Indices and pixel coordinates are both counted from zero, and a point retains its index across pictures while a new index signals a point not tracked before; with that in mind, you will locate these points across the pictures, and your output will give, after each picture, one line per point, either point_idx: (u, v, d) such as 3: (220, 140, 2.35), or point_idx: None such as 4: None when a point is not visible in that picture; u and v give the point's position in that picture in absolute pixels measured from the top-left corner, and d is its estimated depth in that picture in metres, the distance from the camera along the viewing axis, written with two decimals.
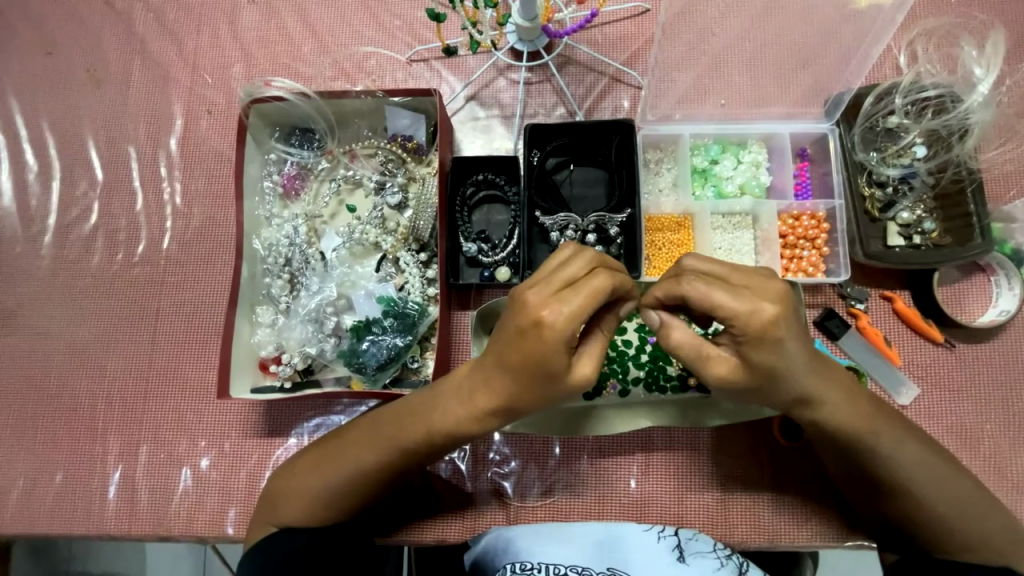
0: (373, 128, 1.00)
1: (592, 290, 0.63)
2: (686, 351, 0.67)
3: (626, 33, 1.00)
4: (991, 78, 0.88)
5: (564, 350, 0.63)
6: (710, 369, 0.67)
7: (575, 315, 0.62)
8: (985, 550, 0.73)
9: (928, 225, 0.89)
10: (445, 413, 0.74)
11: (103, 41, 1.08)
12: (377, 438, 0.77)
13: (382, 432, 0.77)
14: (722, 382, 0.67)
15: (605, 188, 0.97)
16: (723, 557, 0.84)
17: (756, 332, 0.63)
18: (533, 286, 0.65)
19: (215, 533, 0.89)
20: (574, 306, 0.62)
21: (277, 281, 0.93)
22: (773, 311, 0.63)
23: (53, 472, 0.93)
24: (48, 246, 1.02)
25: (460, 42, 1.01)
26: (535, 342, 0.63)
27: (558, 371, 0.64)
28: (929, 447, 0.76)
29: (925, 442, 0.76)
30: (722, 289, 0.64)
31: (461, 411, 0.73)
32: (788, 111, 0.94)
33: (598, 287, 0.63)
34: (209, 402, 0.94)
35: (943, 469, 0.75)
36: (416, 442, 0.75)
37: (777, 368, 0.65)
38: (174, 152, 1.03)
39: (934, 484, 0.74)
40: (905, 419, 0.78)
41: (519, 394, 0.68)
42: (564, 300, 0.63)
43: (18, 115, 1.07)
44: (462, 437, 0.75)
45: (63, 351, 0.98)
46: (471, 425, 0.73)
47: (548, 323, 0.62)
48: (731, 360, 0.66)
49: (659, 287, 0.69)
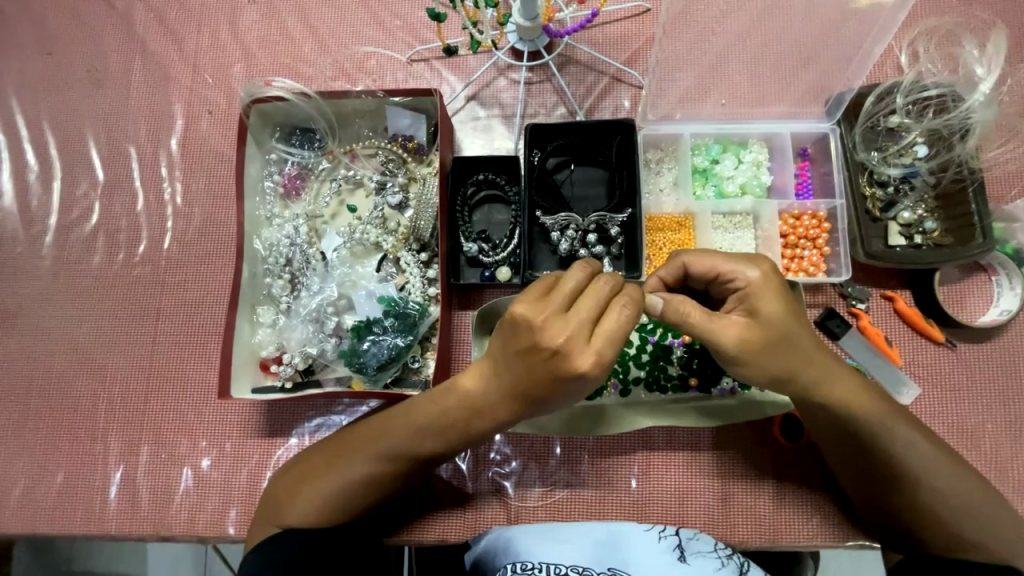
0: (373, 128, 1.00)
1: (626, 330, 0.65)
2: (696, 318, 0.68)
3: (626, 32, 1.00)
4: (992, 78, 0.88)
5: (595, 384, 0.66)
6: (725, 332, 0.68)
7: (608, 359, 0.64)
8: (992, 550, 0.73)
9: (928, 225, 0.89)
10: (454, 412, 0.75)
11: (103, 41, 1.08)
12: (386, 437, 0.78)
13: (391, 430, 0.78)
14: (738, 345, 0.68)
15: (605, 188, 0.97)
16: (724, 557, 0.83)
17: (760, 284, 0.69)
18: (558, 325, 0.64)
19: (216, 533, 0.89)
20: (607, 349, 0.64)
21: (278, 281, 0.93)
22: (770, 264, 0.71)
23: (54, 472, 0.94)
24: (49, 247, 1.02)
25: (460, 42, 1.01)
26: (568, 385, 0.65)
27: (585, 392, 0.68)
28: (935, 445, 0.76)
29: (933, 442, 0.76)
30: (717, 252, 0.72)
31: (474, 413, 0.74)
32: (789, 110, 0.94)
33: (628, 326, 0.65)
34: (210, 403, 0.94)
35: (950, 467, 0.75)
36: (426, 435, 0.77)
37: (786, 320, 0.69)
38: (174, 152, 1.03)
39: (939, 482, 0.74)
40: (911, 416, 0.78)
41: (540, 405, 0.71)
42: (594, 345, 0.64)
43: (19, 115, 1.07)
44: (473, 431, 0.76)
45: (63, 352, 0.98)
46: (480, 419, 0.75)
47: (586, 373, 0.64)
48: (742, 322, 0.68)
49: (660, 271, 0.75)
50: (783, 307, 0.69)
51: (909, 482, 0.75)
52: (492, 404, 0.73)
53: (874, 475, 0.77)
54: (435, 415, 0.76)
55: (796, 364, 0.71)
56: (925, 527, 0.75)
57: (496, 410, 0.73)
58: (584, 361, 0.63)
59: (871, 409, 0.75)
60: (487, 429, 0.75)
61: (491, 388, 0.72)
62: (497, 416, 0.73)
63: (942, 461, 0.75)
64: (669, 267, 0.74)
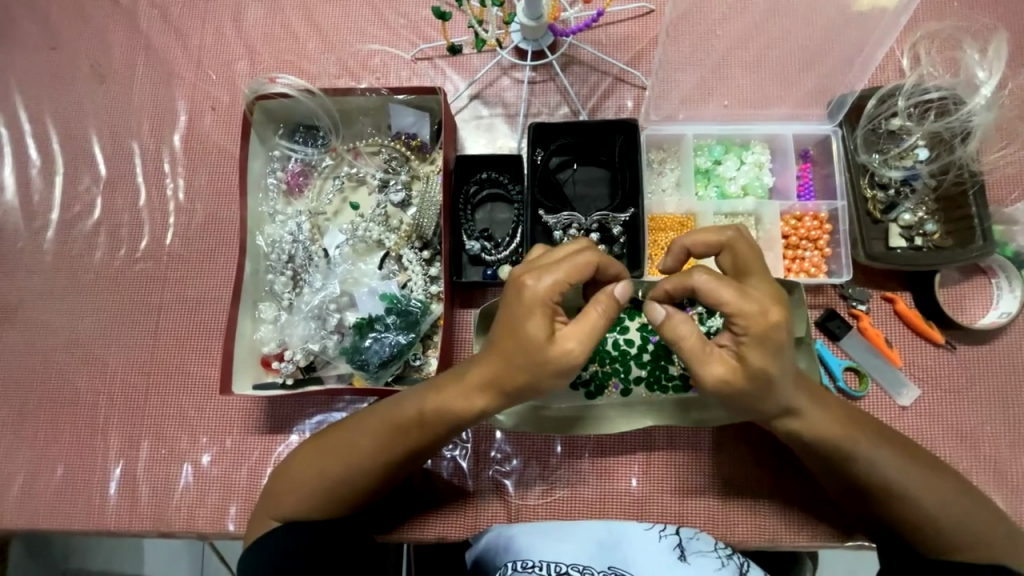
0: (377, 126, 1.00)
1: (574, 266, 0.68)
2: (688, 343, 0.68)
3: (631, 33, 1.00)
4: (993, 81, 0.89)
5: (542, 317, 0.67)
6: (708, 370, 0.68)
7: (552, 286, 0.66)
8: (978, 551, 0.73)
9: (930, 227, 0.90)
10: (444, 403, 0.74)
11: (107, 37, 1.08)
12: (376, 420, 0.77)
13: (383, 414, 0.77)
14: (714, 385, 0.69)
15: (608, 188, 0.97)
16: (724, 558, 0.85)
17: (759, 332, 0.66)
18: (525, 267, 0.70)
19: (216, 529, 0.89)
20: (550, 278, 0.66)
21: (280, 278, 0.93)
22: (779, 314, 0.66)
23: (53, 467, 0.93)
24: (51, 241, 1.02)
25: (465, 41, 1.01)
26: (516, 314, 0.67)
27: (536, 337, 0.66)
28: (908, 453, 0.76)
29: (907, 449, 0.77)
30: (732, 285, 0.67)
31: (459, 395, 0.73)
32: (792, 113, 0.94)
33: (574, 264, 0.68)
34: (211, 398, 0.94)
35: (927, 473, 0.75)
36: (407, 424, 0.76)
37: (769, 369, 0.67)
38: (177, 149, 1.03)
39: (920, 488, 0.74)
40: (883, 430, 0.78)
41: (507, 367, 0.69)
42: (544, 271, 0.67)
43: (22, 110, 1.07)
44: (453, 422, 0.75)
45: (64, 346, 0.98)
46: (463, 403, 0.73)
47: (528, 287, 0.66)
48: (728, 364, 0.68)
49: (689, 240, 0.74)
50: (772, 359, 0.67)
51: (888, 492, 0.75)
52: (473, 381, 0.72)
53: (852, 486, 0.77)
54: (421, 400, 0.75)
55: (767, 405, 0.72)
56: (913, 532, 0.75)
57: (472, 380, 0.72)
58: (529, 279, 0.67)
59: (833, 428, 0.75)
60: (468, 416, 0.74)
61: (477, 367, 0.72)
62: (469, 386, 0.72)
63: (919, 469, 0.75)
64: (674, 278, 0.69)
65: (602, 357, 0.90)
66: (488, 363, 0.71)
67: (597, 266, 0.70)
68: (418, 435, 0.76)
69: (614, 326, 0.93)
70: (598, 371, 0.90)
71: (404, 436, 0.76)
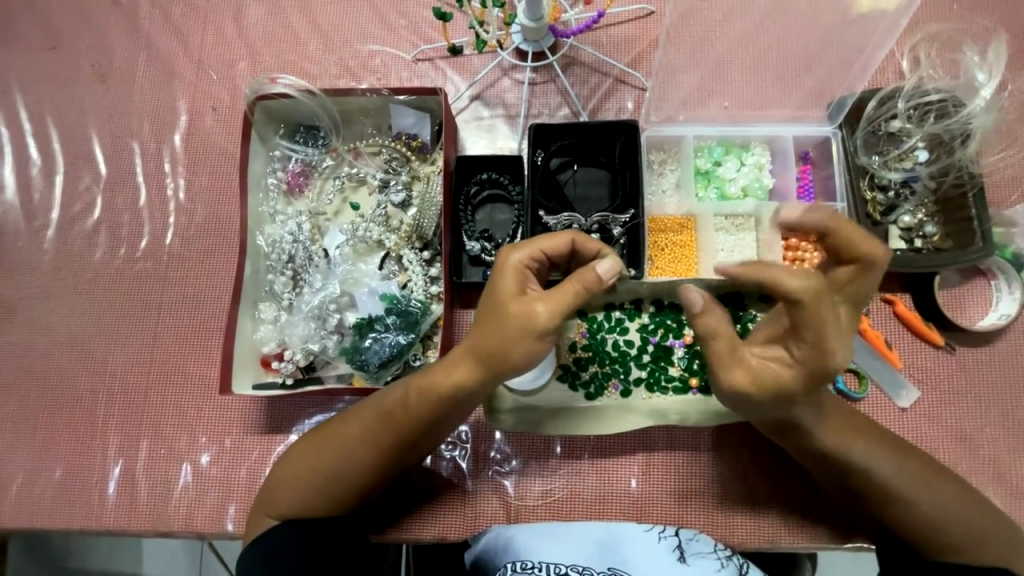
0: (377, 127, 1.00)
1: (551, 237, 0.72)
2: (720, 346, 0.67)
3: (632, 35, 1.00)
4: (994, 83, 0.90)
5: (514, 277, 0.70)
6: (732, 372, 0.66)
7: (525, 251, 0.71)
8: (979, 553, 0.73)
9: (929, 229, 0.90)
10: (427, 381, 0.74)
11: (108, 37, 1.08)
12: (372, 416, 0.78)
13: (377, 409, 0.78)
14: (730, 388, 0.67)
15: (608, 189, 0.97)
16: (724, 558, 0.85)
17: (809, 357, 0.64)
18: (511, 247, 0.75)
19: (215, 529, 0.89)
20: (525, 245, 0.72)
21: (280, 278, 0.94)
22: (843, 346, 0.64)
23: (53, 467, 0.93)
24: (51, 241, 1.02)
25: (466, 41, 1.02)
26: (492, 276, 0.71)
27: (504, 293, 0.68)
28: (907, 455, 0.76)
29: (905, 451, 0.77)
30: (777, 286, 0.71)
31: (439, 371, 0.73)
32: (790, 114, 0.96)
33: (551, 235, 0.73)
34: (211, 398, 0.94)
35: (925, 474, 0.75)
36: (397, 412, 0.76)
37: (796, 384, 0.66)
38: (178, 148, 1.03)
39: (917, 489, 0.74)
40: (881, 431, 0.78)
41: (477, 331, 0.70)
42: (525, 243, 0.72)
43: (22, 109, 1.07)
44: (438, 404, 0.74)
45: (64, 346, 0.98)
46: (443, 379, 0.73)
47: (506, 253, 0.71)
48: (754, 373, 0.66)
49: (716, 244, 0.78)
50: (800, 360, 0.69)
51: (886, 493, 0.75)
52: (453, 354, 0.72)
53: (850, 487, 0.77)
54: (408, 384, 0.76)
55: (777, 411, 0.71)
56: (911, 532, 0.75)
57: (453, 354, 0.73)
58: (508, 249, 0.72)
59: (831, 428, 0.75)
60: (449, 398, 0.73)
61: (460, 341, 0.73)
62: (449, 360, 0.73)
63: (917, 469, 0.76)
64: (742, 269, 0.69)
65: (602, 358, 0.91)
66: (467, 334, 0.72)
67: (579, 244, 0.74)
68: (412, 427, 0.76)
69: (614, 326, 0.93)
70: (598, 371, 0.91)
71: (396, 425, 0.76)
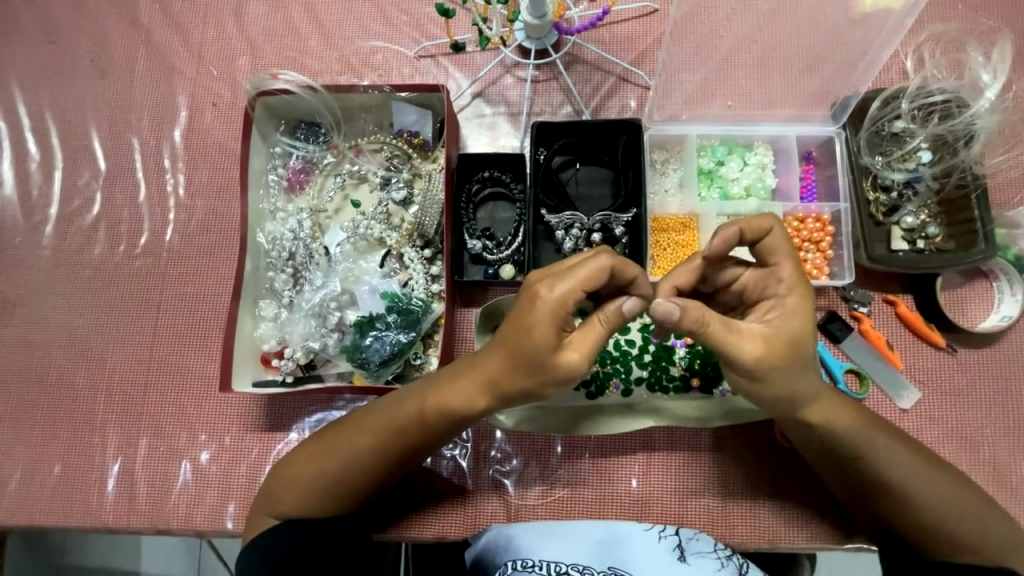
0: (378, 123, 0.99)
1: (592, 276, 0.66)
2: (715, 326, 0.67)
3: (635, 33, 1.00)
4: (998, 84, 0.89)
5: (550, 328, 0.65)
6: (745, 347, 0.67)
7: (565, 296, 0.65)
8: (984, 552, 0.73)
9: (932, 229, 0.89)
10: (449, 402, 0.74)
11: (107, 32, 1.07)
12: (376, 420, 0.77)
13: (383, 414, 0.77)
14: (753, 362, 0.68)
15: (610, 188, 0.97)
16: (724, 558, 0.84)
17: (789, 289, 0.70)
18: (541, 272, 0.68)
19: (215, 527, 0.88)
20: (562, 288, 0.65)
21: (281, 275, 0.93)
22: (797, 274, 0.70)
23: (51, 464, 0.93)
24: (50, 237, 1.01)
25: (469, 38, 1.01)
26: (528, 321, 0.66)
27: (543, 347, 0.66)
28: (913, 454, 0.76)
29: (911, 450, 0.76)
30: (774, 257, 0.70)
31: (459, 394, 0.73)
32: (794, 114, 0.95)
33: (593, 276, 0.66)
34: (211, 395, 0.93)
35: (937, 475, 0.75)
36: (411, 422, 0.76)
37: (800, 328, 0.69)
38: (178, 144, 1.02)
39: (930, 491, 0.74)
40: (889, 430, 0.78)
41: (512, 373, 0.69)
42: (561, 283, 0.66)
43: (21, 104, 1.06)
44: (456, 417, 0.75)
45: (62, 342, 0.97)
46: (462, 403, 0.74)
47: (540, 295, 0.65)
48: (762, 337, 0.68)
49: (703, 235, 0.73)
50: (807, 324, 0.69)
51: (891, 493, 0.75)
52: (477, 383, 0.72)
53: (854, 487, 0.77)
54: (423, 399, 0.75)
55: (799, 385, 0.72)
56: (916, 534, 0.75)
57: (475, 375, 0.72)
58: (546, 289, 0.66)
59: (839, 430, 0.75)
60: (471, 412, 0.75)
61: (483, 368, 0.72)
62: (469, 387, 0.73)
63: (920, 469, 0.75)
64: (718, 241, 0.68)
65: (603, 358, 0.91)
66: (493, 367, 0.71)
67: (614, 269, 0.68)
68: (421, 436, 0.76)
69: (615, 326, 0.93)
70: (599, 372, 0.90)
71: (405, 435, 0.76)
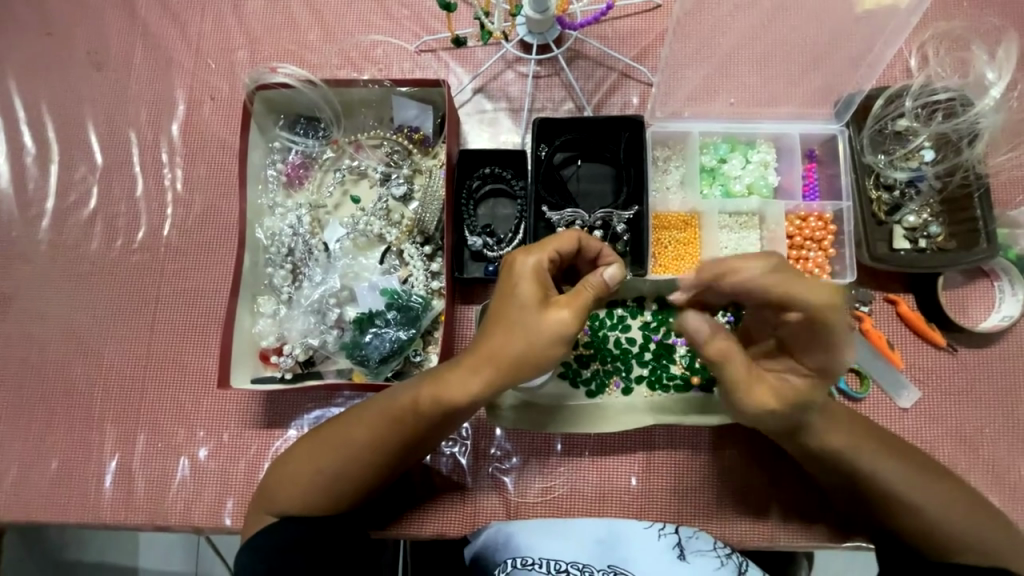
0: (379, 119, 0.99)
1: (562, 241, 0.73)
2: (735, 375, 0.67)
3: (638, 28, 0.99)
4: (1003, 83, 0.89)
5: (532, 282, 0.70)
6: (752, 398, 0.68)
7: (539, 258, 0.71)
8: (983, 552, 0.73)
9: (934, 229, 0.89)
10: (443, 388, 0.73)
11: (104, 23, 1.06)
12: (374, 416, 0.77)
13: (381, 410, 0.77)
14: (753, 409, 0.69)
15: (612, 185, 0.96)
16: (723, 556, 0.85)
17: (825, 373, 0.68)
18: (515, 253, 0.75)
19: (213, 523, 0.88)
20: (537, 252, 0.72)
21: (280, 271, 0.92)
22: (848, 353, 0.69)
23: (48, 460, 0.92)
24: (47, 231, 1.01)
25: (470, 33, 1.00)
26: (512, 282, 0.71)
27: (529, 302, 0.69)
28: (905, 455, 0.76)
29: (903, 451, 0.77)
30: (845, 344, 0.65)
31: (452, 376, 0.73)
32: (796, 111, 0.95)
33: (562, 241, 0.73)
34: (209, 391, 0.93)
35: (924, 475, 0.75)
36: (406, 415, 0.75)
37: (812, 397, 0.70)
38: (176, 138, 1.01)
39: (919, 491, 0.74)
40: (881, 432, 0.78)
41: (504, 339, 0.70)
42: (534, 250, 0.72)
43: (17, 97, 1.05)
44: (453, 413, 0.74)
45: (60, 337, 0.97)
46: (456, 383, 0.72)
47: (517, 261, 0.72)
48: (773, 389, 0.69)
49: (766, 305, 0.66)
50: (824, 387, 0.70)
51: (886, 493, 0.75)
52: (469, 359, 0.72)
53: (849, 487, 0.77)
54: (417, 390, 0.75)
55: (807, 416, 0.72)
56: (914, 534, 0.75)
57: (470, 355, 0.72)
58: (521, 254, 0.72)
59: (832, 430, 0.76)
60: (467, 403, 0.73)
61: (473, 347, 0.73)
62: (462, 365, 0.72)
63: (912, 468, 0.75)
64: (816, 290, 0.60)
65: (604, 355, 0.90)
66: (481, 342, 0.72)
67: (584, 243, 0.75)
68: (417, 431, 0.76)
69: (616, 324, 0.92)
70: (600, 368, 0.90)
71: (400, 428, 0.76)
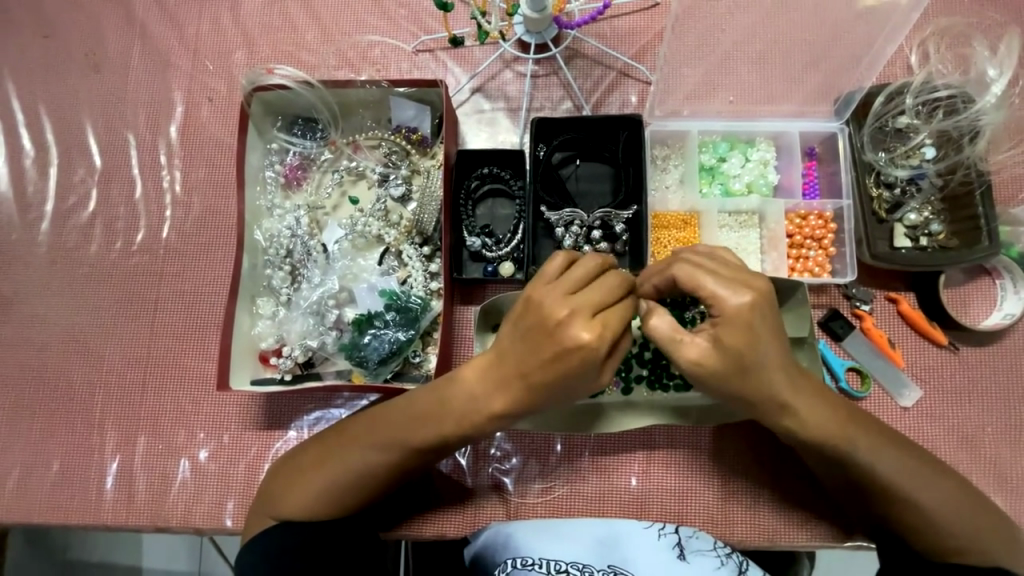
0: (377, 119, 0.99)
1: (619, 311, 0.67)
2: (660, 333, 0.68)
3: (636, 26, 0.98)
4: (1005, 79, 0.88)
5: (594, 365, 0.66)
6: (682, 353, 0.68)
7: (608, 338, 0.65)
8: (980, 552, 0.73)
9: (935, 227, 0.89)
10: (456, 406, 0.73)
11: (102, 25, 1.06)
12: (382, 420, 0.77)
13: (389, 414, 0.77)
14: (691, 366, 0.68)
15: (611, 184, 0.96)
16: (724, 556, 0.86)
17: (738, 321, 0.67)
18: (551, 297, 0.66)
19: (214, 525, 0.88)
20: (602, 331, 0.65)
21: (279, 273, 0.93)
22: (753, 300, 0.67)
23: (49, 462, 0.93)
24: (46, 233, 1.01)
25: (467, 33, 1.00)
26: (570, 363, 0.65)
27: (591, 380, 0.67)
28: (909, 454, 0.75)
29: (908, 450, 0.76)
30: (710, 273, 0.69)
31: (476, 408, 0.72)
32: (797, 110, 0.94)
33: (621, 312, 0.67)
34: (209, 393, 0.93)
35: (927, 475, 0.74)
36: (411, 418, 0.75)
37: (747, 354, 0.67)
38: (174, 140, 1.01)
39: (921, 491, 0.74)
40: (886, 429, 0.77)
41: (549, 400, 0.69)
42: (596, 325, 0.65)
43: (15, 99, 1.05)
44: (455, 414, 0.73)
45: (59, 340, 0.97)
46: (483, 418, 0.72)
47: (581, 339, 0.64)
48: (702, 347, 0.68)
49: (654, 276, 0.73)
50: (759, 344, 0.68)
51: (887, 492, 0.74)
52: (499, 404, 0.71)
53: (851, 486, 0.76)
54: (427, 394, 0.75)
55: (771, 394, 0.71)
56: (913, 534, 0.74)
57: (497, 400, 0.71)
58: (582, 331, 0.64)
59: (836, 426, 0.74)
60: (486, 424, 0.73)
61: (503, 394, 0.70)
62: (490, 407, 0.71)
63: (915, 467, 0.75)
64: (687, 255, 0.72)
65: None
66: (510, 391, 0.70)
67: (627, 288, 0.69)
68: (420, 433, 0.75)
69: None
70: None
71: (405, 440, 0.75)
